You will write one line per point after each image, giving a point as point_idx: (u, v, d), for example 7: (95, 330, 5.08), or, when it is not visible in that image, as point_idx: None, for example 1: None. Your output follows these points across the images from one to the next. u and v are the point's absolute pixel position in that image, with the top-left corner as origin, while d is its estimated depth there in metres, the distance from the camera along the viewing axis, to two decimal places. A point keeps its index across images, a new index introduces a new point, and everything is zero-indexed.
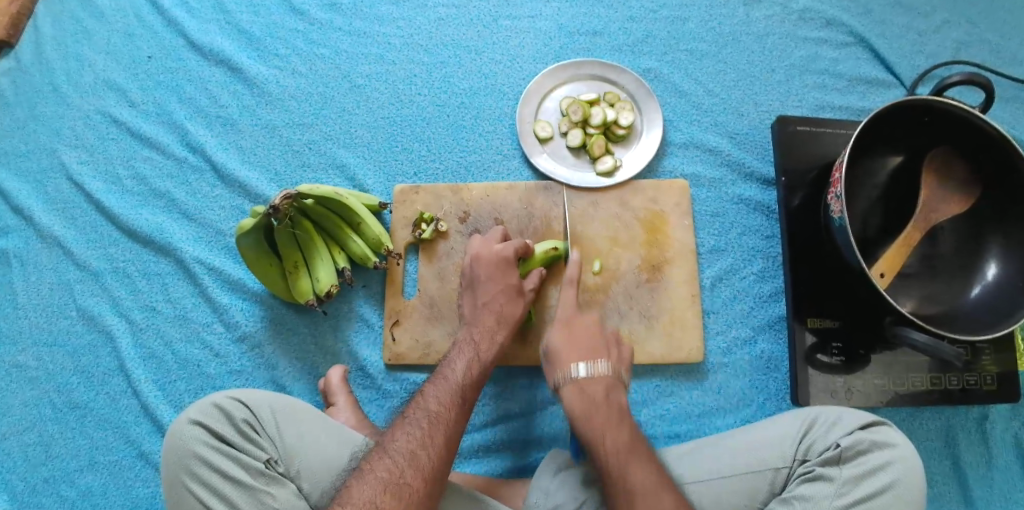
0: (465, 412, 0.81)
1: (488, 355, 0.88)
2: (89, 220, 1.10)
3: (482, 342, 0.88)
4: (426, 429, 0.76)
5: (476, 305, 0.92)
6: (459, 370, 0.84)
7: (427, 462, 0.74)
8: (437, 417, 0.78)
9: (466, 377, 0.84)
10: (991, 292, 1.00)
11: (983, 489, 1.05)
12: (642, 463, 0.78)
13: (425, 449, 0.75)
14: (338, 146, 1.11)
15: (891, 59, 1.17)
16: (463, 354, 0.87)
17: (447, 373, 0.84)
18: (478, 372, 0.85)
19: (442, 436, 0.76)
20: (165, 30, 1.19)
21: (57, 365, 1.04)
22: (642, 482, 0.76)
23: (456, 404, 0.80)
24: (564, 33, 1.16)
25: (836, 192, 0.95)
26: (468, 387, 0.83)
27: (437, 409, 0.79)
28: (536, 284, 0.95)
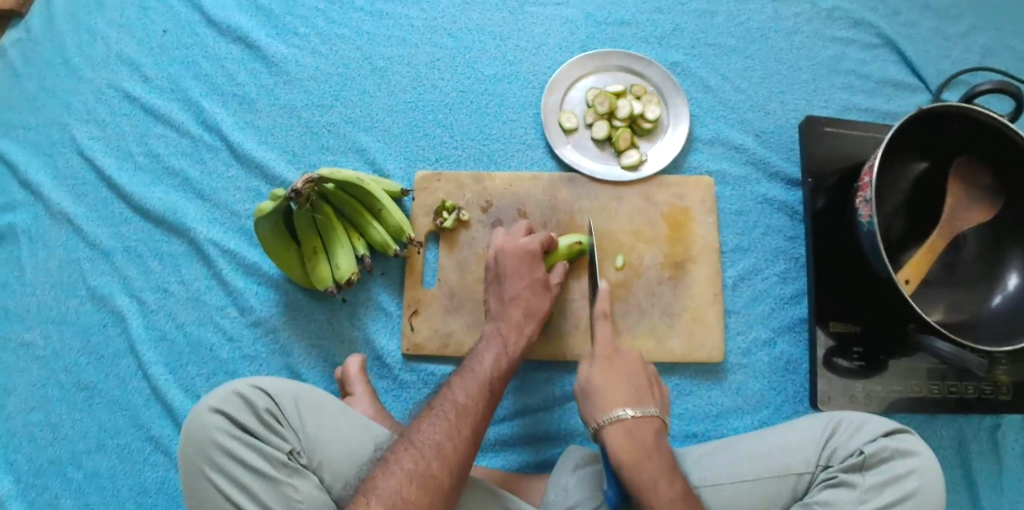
0: (492, 406, 0.80)
1: (515, 350, 0.86)
2: (100, 197, 1.07)
3: (509, 334, 0.87)
4: (454, 421, 0.75)
5: (501, 298, 0.90)
6: (485, 363, 0.83)
7: (453, 454, 0.72)
8: (466, 409, 0.77)
9: (493, 370, 0.82)
10: (1014, 299, 0.99)
11: (993, 496, 1.05)
12: (648, 421, 0.79)
13: (451, 441, 0.73)
14: (358, 130, 1.09)
15: (919, 63, 1.16)
16: (490, 348, 0.85)
17: (474, 366, 0.82)
18: (505, 365, 0.84)
19: (469, 429, 0.75)
20: (181, 4, 1.16)
21: (65, 345, 1.01)
22: (642, 440, 0.77)
23: (483, 397, 0.79)
24: (592, 22, 1.14)
25: (866, 196, 0.94)
26: (496, 379, 0.82)
27: (465, 401, 0.77)
28: (561, 277, 0.94)
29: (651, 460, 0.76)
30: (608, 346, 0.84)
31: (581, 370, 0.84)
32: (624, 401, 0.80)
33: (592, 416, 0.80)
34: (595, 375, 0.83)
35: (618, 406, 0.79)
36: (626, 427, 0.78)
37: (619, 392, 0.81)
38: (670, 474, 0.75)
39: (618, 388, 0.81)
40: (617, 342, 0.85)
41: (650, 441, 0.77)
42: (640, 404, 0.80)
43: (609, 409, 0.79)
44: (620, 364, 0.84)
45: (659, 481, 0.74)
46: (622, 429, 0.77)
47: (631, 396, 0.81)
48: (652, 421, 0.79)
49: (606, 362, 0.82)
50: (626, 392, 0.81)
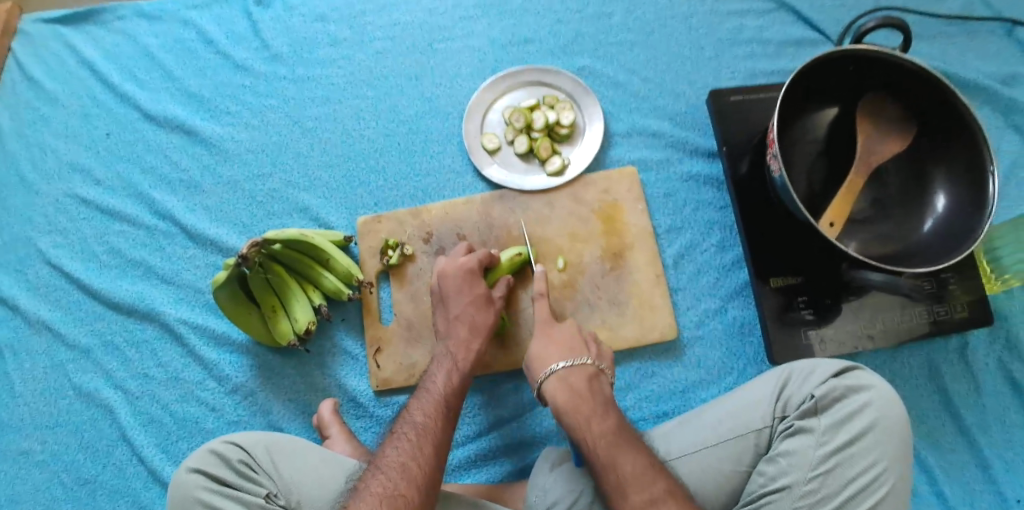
0: (452, 424, 0.84)
1: (467, 367, 0.91)
2: (71, 299, 1.13)
3: (458, 352, 0.92)
4: (415, 442, 0.80)
5: (450, 317, 0.95)
6: (440, 382, 0.88)
7: (419, 472, 0.77)
8: (425, 430, 0.81)
9: (448, 388, 0.88)
10: (943, 221, 1.03)
11: (976, 415, 1.07)
12: (580, 368, 0.87)
13: (416, 460, 0.78)
14: (298, 191, 1.15)
15: (815, 18, 1.21)
16: (442, 366, 0.91)
17: (429, 386, 0.88)
18: (459, 380, 0.89)
19: (430, 445, 0.80)
20: (119, 105, 1.23)
21: (63, 445, 1.07)
22: (577, 387, 0.85)
23: (442, 416, 0.84)
24: (498, 46, 1.20)
25: (774, 153, 0.99)
26: (451, 396, 0.87)
27: (425, 421, 0.82)
28: (505, 291, 0.99)
29: (586, 402, 0.84)
30: (561, 357, 0.89)
31: (535, 376, 0.90)
32: (561, 356, 0.89)
33: (535, 377, 0.90)
34: (551, 374, 0.88)
35: (553, 361, 0.88)
36: (561, 377, 0.87)
37: (572, 395, 0.85)
38: (603, 409, 0.83)
39: (556, 350, 0.90)
40: (570, 345, 0.91)
41: (585, 386, 0.85)
42: (596, 398, 0.84)
43: (547, 365, 0.89)
44: (555, 331, 0.93)
45: (594, 419, 0.82)
46: (557, 380, 0.87)
47: (567, 352, 0.90)
48: (587, 368, 0.88)
49: (555, 361, 0.88)
50: (560, 350, 0.90)
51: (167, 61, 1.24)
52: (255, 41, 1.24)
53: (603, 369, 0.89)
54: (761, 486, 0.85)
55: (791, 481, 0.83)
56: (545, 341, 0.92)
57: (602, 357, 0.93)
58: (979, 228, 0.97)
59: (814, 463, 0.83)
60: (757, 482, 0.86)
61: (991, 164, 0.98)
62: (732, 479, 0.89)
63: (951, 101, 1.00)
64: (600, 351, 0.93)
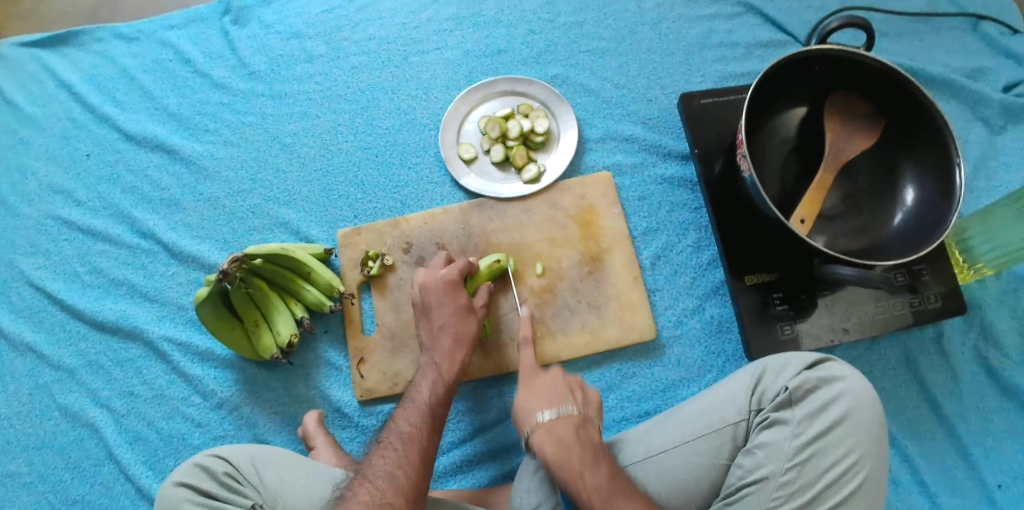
0: (437, 433, 0.86)
1: (451, 376, 0.92)
2: (55, 320, 1.14)
3: (442, 363, 0.93)
4: (401, 451, 0.81)
5: (431, 328, 0.96)
6: (424, 391, 0.89)
7: (405, 481, 0.78)
8: (410, 439, 0.82)
9: (432, 397, 0.89)
10: (913, 214, 1.05)
11: (953, 403, 1.09)
12: (566, 418, 0.86)
13: (402, 468, 0.79)
14: (278, 206, 1.16)
15: (782, 20, 1.24)
16: (426, 377, 0.92)
17: (414, 396, 0.89)
18: (443, 389, 0.90)
19: (416, 453, 0.81)
20: (98, 126, 1.24)
21: (49, 466, 1.07)
22: (564, 438, 0.84)
23: (427, 425, 0.85)
24: (472, 57, 1.22)
25: (743, 154, 1.01)
26: (435, 405, 0.88)
27: (410, 430, 0.83)
28: (486, 299, 1.01)
29: (575, 454, 0.82)
30: (546, 408, 0.87)
31: (524, 429, 0.88)
32: (545, 407, 0.88)
33: (523, 429, 0.89)
34: (537, 428, 0.86)
35: (539, 413, 0.87)
36: (546, 429, 0.85)
37: (560, 448, 0.83)
38: (593, 462, 0.82)
39: (541, 401, 0.89)
40: (553, 395, 0.89)
41: (570, 437, 0.84)
42: (584, 448, 0.83)
43: (533, 418, 0.87)
44: (539, 382, 0.92)
45: (585, 471, 0.81)
46: (544, 432, 0.85)
47: (551, 403, 0.89)
48: (572, 417, 0.86)
49: (540, 412, 0.87)
50: (546, 402, 0.89)
51: (145, 81, 1.25)
52: (232, 59, 1.25)
53: (587, 415, 0.87)
54: (739, 478, 0.87)
55: (769, 472, 0.84)
56: (531, 392, 0.91)
57: (589, 403, 0.91)
58: (948, 220, 0.99)
59: (790, 454, 0.85)
60: (736, 474, 0.88)
61: (957, 158, 1.00)
62: (711, 473, 0.90)
63: (916, 96, 1.02)
64: (585, 397, 0.91)
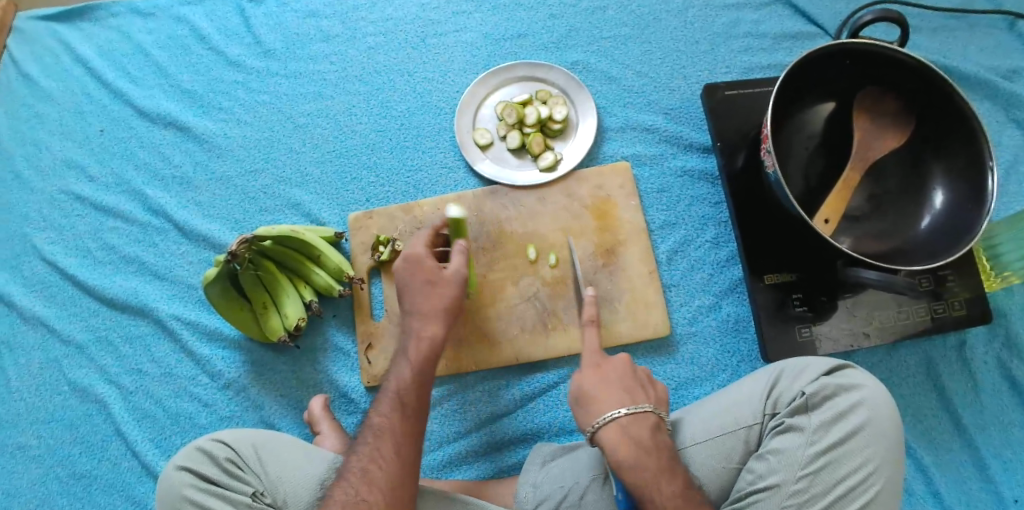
0: (413, 415, 0.82)
1: (425, 352, 0.88)
2: (66, 295, 1.14)
3: (418, 344, 0.88)
4: (372, 444, 0.80)
5: (405, 310, 0.92)
6: (399, 376, 0.86)
7: (378, 474, 0.77)
8: (382, 431, 0.81)
9: (408, 382, 0.85)
10: (941, 218, 1.01)
11: (973, 414, 1.05)
12: (643, 417, 0.81)
13: (374, 463, 0.78)
14: (291, 187, 1.15)
15: (812, 10, 1.19)
16: (402, 360, 0.88)
17: (390, 383, 0.86)
18: (420, 372, 0.86)
19: (388, 445, 0.79)
20: (113, 101, 1.23)
21: (58, 440, 1.07)
22: (641, 440, 0.80)
23: (399, 411, 0.82)
24: (490, 41, 1.20)
25: (767, 148, 0.98)
26: (409, 389, 0.84)
27: (381, 421, 0.82)
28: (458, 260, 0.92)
29: (652, 457, 0.79)
30: (622, 405, 0.82)
31: (586, 424, 0.83)
32: (619, 401, 0.82)
33: (587, 422, 0.83)
34: (608, 424, 0.81)
35: (612, 408, 0.82)
36: (622, 427, 0.80)
37: (639, 451, 0.79)
38: (670, 469, 0.79)
39: (613, 395, 0.83)
40: (626, 389, 0.84)
41: (648, 440, 0.80)
42: (660, 452, 0.80)
43: (604, 412, 0.82)
44: (609, 369, 0.86)
45: (661, 481, 0.78)
46: (619, 430, 0.80)
47: (624, 398, 0.83)
48: (649, 417, 0.82)
49: (614, 409, 0.81)
50: (619, 395, 0.83)
51: (161, 57, 1.24)
52: (248, 38, 1.24)
53: (662, 415, 0.83)
54: (749, 484, 0.84)
55: (780, 479, 0.82)
56: (598, 382, 0.85)
57: (659, 399, 0.86)
58: (977, 227, 0.95)
59: (804, 462, 0.82)
60: (746, 479, 0.85)
61: (990, 161, 0.95)
62: (721, 477, 0.88)
63: (950, 95, 0.97)
64: (656, 391, 0.86)
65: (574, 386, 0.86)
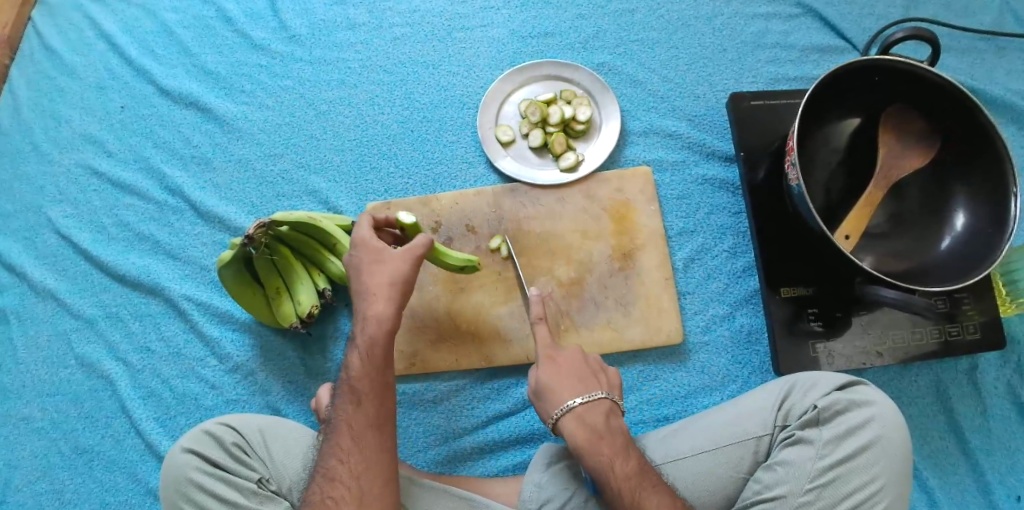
0: (367, 404, 0.79)
1: (378, 335, 0.82)
2: (79, 270, 1.14)
3: (370, 328, 0.82)
4: (331, 440, 0.79)
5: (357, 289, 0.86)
6: (352, 365, 0.82)
7: (343, 468, 0.76)
8: (341, 425, 0.79)
9: (361, 371, 0.81)
10: (961, 240, 0.99)
11: (980, 438, 1.05)
12: (596, 404, 0.83)
13: (337, 460, 0.77)
14: (310, 173, 1.14)
15: (842, 25, 1.18)
16: (354, 346, 0.83)
17: (345, 371, 0.83)
18: (373, 359, 0.81)
19: (348, 440, 0.78)
20: (135, 79, 1.23)
21: (63, 414, 1.07)
22: (594, 425, 0.81)
23: (353, 402, 0.80)
24: (517, 38, 1.19)
25: (792, 161, 0.97)
26: (361, 378, 0.81)
27: (338, 416, 0.80)
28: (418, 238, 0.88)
29: (606, 442, 0.80)
30: (576, 392, 0.83)
31: (547, 413, 0.84)
32: (572, 391, 0.84)
33: (547, 413, 0.84)
34: (566, 412, 0.82)
35: (567, 396, 0.83)
36: (578, 415, 0.82)
37: (591, 434, 0.81)
38: (625, 451, 0.80)
39: (567, 383, 0.84)
40: (580, 377, 0.85)
41: (601, 424, 0.81)
42: (615, 437, 0.81)
43: (562, 401, 0.83)
44: (563, 359, 0.87)
45: (615, 461, 0.79)
46: (574, 417, 0.82)
47: (579, 388, 0.84)
48: (603, 404, 0.83)
49: (570, 397, 0.83)
50: (573, 384, 0.84)
51: (184, 37, 1.24)
52: (274, 22, 1.23)
53: (616, 401, 0.85)
54: (756, 493, 0.84)
55: (786, 491, 0.81)
56: (554, 371, 0.86)
57: (614, 386, 0.88)
58: (999, 250, 0.93)
59: (812, 475, 0.81)
60: (753, 489, 0.84)
61: (1014, 188, 0.95)
62: (729, 486, 0.87)
63: (979, 118, 0.96)
64: (609, 379, 0.87)
65: (533, 377, 0.87)
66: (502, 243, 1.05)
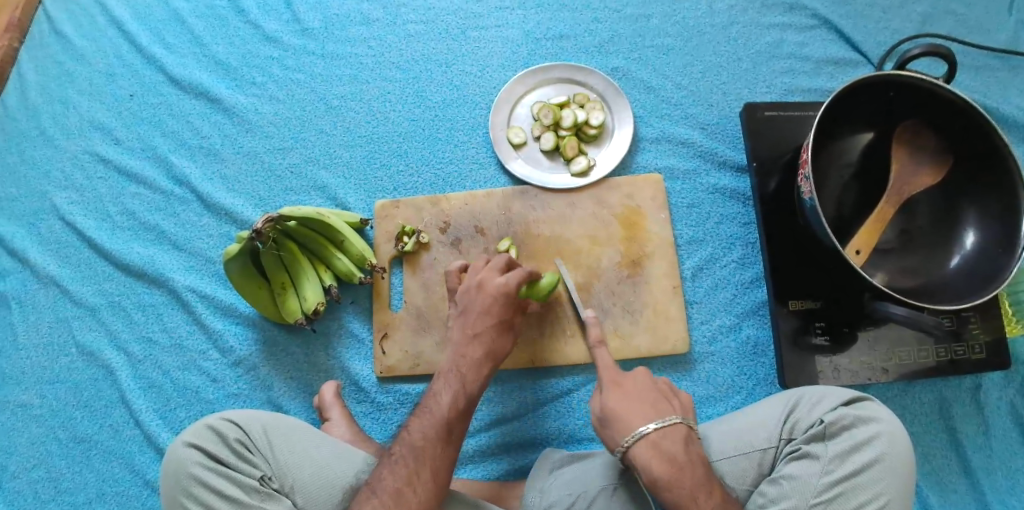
0: (454, 443, 0.82)
1: (476, 379, 0.88)
2: (83, 257, 1.13)
3: (467, 373, 0.88)
4: (411, 466, 0.79)
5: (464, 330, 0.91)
6: (444, 403, 0.85)
7: (413, 498, 0.77)
8: (421, 453, 0.80)
9: (452, 409, 0.84)
10: (972, 259, 0.99)
11: (982, 458, 1.04)
12: (672, 430, 0.79)
13: (411, 486, 0.78)
14: (318, 168, 1.14)
15: (858, 38, 1.18)
16: (448, 386, 0.87)
17: (432, 405, 0.85)
18: (464, 401, 0.86)
19: (428, 471, 0.79)
20: (145, 67, 1.22)
21: (61, 402, 1.06)
22: (672, 454, 0.77)
23: (442, 438, 0.82)
24: (531, 39, 1.18)
25: (805, 174, 0.97)
26: (454, 418, 0.84)
27: (422, 444, 0.81)
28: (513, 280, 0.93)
29: (687, 473, 0.77)
30: (650, 418, 0.79)
31: (618, 443, 0.80)
32: (646, 417, 0.80)
33: (615, 441, 0.80)
34: (639, 440, 0.78)
35: (639, 424, 0.79)
36: (653, 443, 0.78)
37: (672, 464, 0.77)
38: (707, 485, 0.77)
39: (637, 409, 0.80)
40: (650, 402, 0.81)
41: (680, 452, 0.78)
42: (698, 468, 0.78)
43: (632, 430, 0.79)
44: (630, 384, 0.84)
45: (699, 495, 0.76)
46: (649, 444, 0.78)
47: (651, 413, 0.80)
48: (679, 429, 0.79)
49: (645, 424, 0.79)
50: (644, 409, 0.80)
51: (197, 26, 1.23)
52: (287, 14, 1.22)
53: (692, 426, 0.82)
54: (760, 506, 0.83)
55: (791, 505, 0.81)
56: (622, 397, 0.82)
57: (685, 409, 0.85)
58: (1007, 271, 0.93)
59: (817, 490, 0.81)
60: (757, 502, 0.84)
61: None
62: (733, 498, 0.87)
63: (994, 138, 0.95)
64: (681, 402, 0.85)
65: (598, 404, 0.83)
66: (511, 246, 1.05)
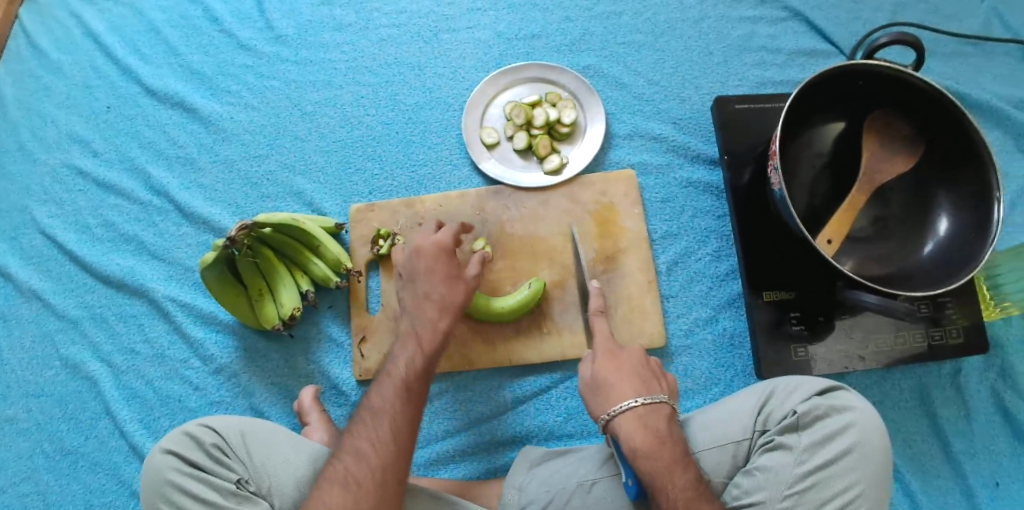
0: (413, 401, 0.82)
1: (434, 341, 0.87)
2: (64, 270, 1.13)
3: (422, 332, 0.88)
4: (371, 425, 0.79)
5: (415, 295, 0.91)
6: (401, 364, 0.85)
7: (372, 455, 0.76)
8: (381, 410, 0.80)
9: (409, 371, 0.84)
10: (944, 246, 0.99)
11: (962, 442, 1.05)
12: (659, 409, 0.81)
13: (371, 444, 0.77)
14: (295, 174, 1.14)
15: (828, 28, 1.19)
16: (406, 348, 0.87)
17: (391, 369, 0.85)
18: (421, 360, 0.85)
19: (388, 428, 0.79)
20: (121, 78, 1.22)
21: (46, 415, 1.07)
22: (656, 429, 0.80)
23: (402, 396, 0.81)
24: (502, 40, 1.19)
25: (774, 165, 0.97)
26: (412, 378, 0.83)
27: (381, 406, 0.80)
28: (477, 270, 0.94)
29: (668, 447, 0.78)
30: (637, 393, 0.83)
31: (603, 412, 0.83)
32: (635, 390, 0.83)
33: (600, 410, 0.84)
34: (625, 412, 0.81)
35: (626, 397, 0.82)
36: (638, 415, 0.80)
37: (652, 439, 0.78)
38: (684, 462, 0.77)
39: (626, 382, 0.84)
40: (640, 381, 0.85)
41: (664, 429, 0.80)
42: (675, 447, 0.78)
43: (620, 401, 0.82)
44: (622, 360, 0.87)
45: (675, 471, 0.76)
46: (634, 416, 0.80)
47: (639, 388, 0.84)
48: (664, 408, 0.82)
49: (631, 397, 0.82)
50: (635, 385, 0.84)
51: (172, 36, 1.23)
52: (260, 22, 1.23)
53: (676, 409, 0.84)
54: (734, 498, 0.84)
55: (765, 497, 0.82)
56: (614, 371, 0.86)
57: (671, 394, 0.88)
58: (979, 256, 0.93)
59: (789, 481, 0.81)
60: (731, 493, 0.85)
61: (997, 191, 0.94)
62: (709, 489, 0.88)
63: (963, 124, 0.96)
64: (668, 385, 0.88)
65: (588, 371, 0.88)
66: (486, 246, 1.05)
